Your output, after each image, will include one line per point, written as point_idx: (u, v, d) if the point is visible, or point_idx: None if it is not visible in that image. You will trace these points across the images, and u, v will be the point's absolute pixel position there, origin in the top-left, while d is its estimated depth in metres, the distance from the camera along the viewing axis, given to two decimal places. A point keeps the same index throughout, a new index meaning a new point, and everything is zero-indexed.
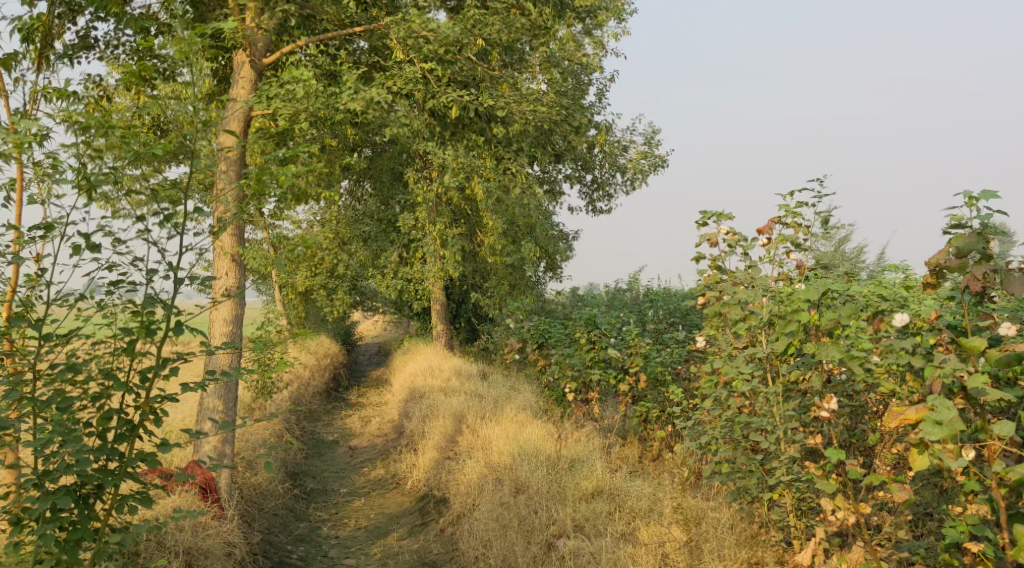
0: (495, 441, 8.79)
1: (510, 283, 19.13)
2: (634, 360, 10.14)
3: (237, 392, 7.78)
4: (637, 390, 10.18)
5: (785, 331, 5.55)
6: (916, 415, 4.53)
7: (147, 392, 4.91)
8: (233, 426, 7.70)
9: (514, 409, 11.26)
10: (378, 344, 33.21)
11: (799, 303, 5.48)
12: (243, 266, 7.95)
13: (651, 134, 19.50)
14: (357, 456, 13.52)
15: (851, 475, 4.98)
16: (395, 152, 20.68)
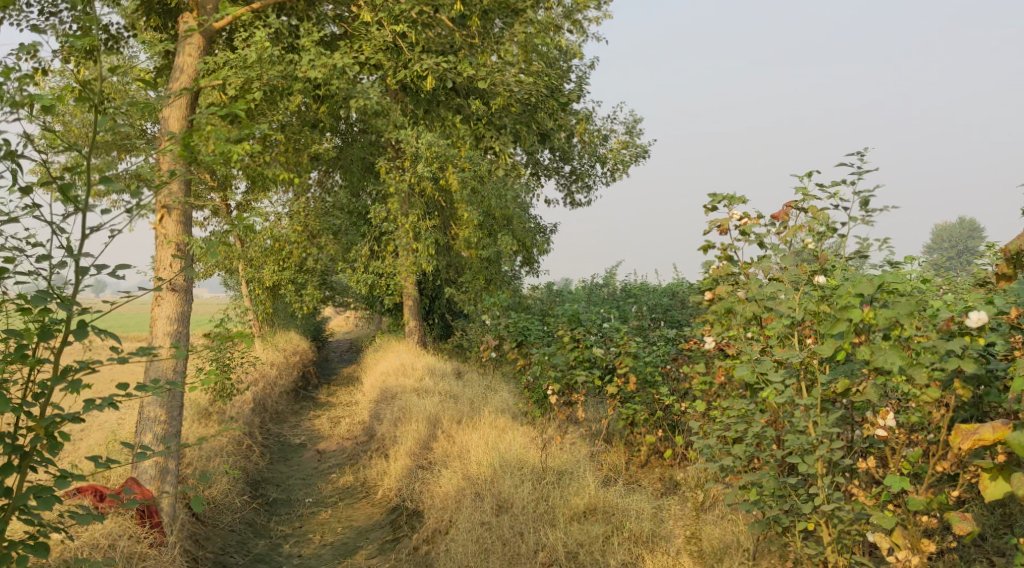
0: (474, 449, 8.04)
1: (486, 277, 18.38)
2: (622, 361, 9.50)
3: (184, 400, 6.96)
4: (626, 391, 9.51)
5: (833, 332, 4.92)
6: (994, 436, 4.14)
7: (41, 412, 4.11)
8: (179, 439, 6.90)
9: (492, 412, 10.53)
10: (350, 340, 32.28)
11: (849, 300, 4.85)
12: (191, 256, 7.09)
13: (632, 123, 18.82)
14: (325, 460, 12.70)
15: (914, 505, 4.53)
16: (366, 141, 19.84)
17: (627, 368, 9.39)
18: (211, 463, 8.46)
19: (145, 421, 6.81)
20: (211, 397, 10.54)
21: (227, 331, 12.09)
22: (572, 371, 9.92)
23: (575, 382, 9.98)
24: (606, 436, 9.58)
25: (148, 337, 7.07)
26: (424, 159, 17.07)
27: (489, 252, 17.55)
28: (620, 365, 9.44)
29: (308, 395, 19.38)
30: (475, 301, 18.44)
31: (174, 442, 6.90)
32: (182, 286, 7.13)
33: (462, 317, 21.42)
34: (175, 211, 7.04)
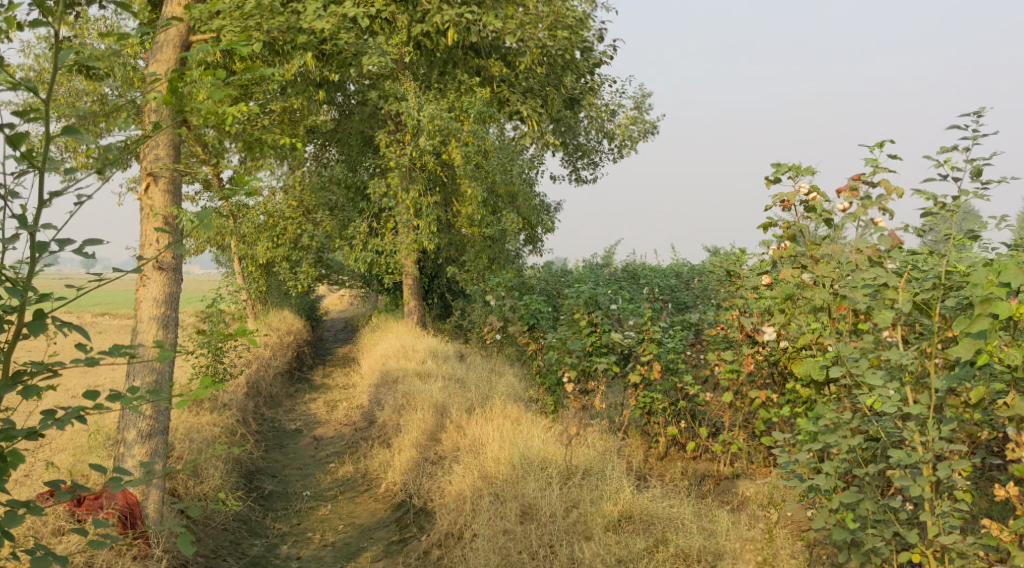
0: (490, 444, 7.45)
1: (490, 257, 17.74)
2: (643, 348, 8.94)
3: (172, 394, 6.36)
4: (647, 381, 8.94)
5: (972, 331, 4.45)
6: None
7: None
8: (167, 437, 6.31)
9: (502, 400, 9.94)
10: (345, 319, 31.71)
11: (994, 291, 4.36)
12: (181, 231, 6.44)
13: (641, 98, 18.10)
14: (323, 448, 12.12)
15: None
16: (365, 114, 19.10)
17: (649, 356, 8.83)
18: (204, 456, 7.86)
19: (128, 415, 6.19)
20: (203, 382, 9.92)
21: (221, 312, 11.45)
22: (589, 357, 9.37)
23: (592, 369, 9.42)
24: (624, 426, 9.04)
25: (132, 321, 6.42)
26: (426, 132, 16.43)
27: (493, 230, 16.90)
28: (641, 351, 8.87)
29: (303, 376, 18.76)
30: (477, 281, 17.82)
31: (161, 439, 6.28)
32: (169, 263, 6.48)
33: (463, 297, 20.81)
34: (161, 180, 6.34)
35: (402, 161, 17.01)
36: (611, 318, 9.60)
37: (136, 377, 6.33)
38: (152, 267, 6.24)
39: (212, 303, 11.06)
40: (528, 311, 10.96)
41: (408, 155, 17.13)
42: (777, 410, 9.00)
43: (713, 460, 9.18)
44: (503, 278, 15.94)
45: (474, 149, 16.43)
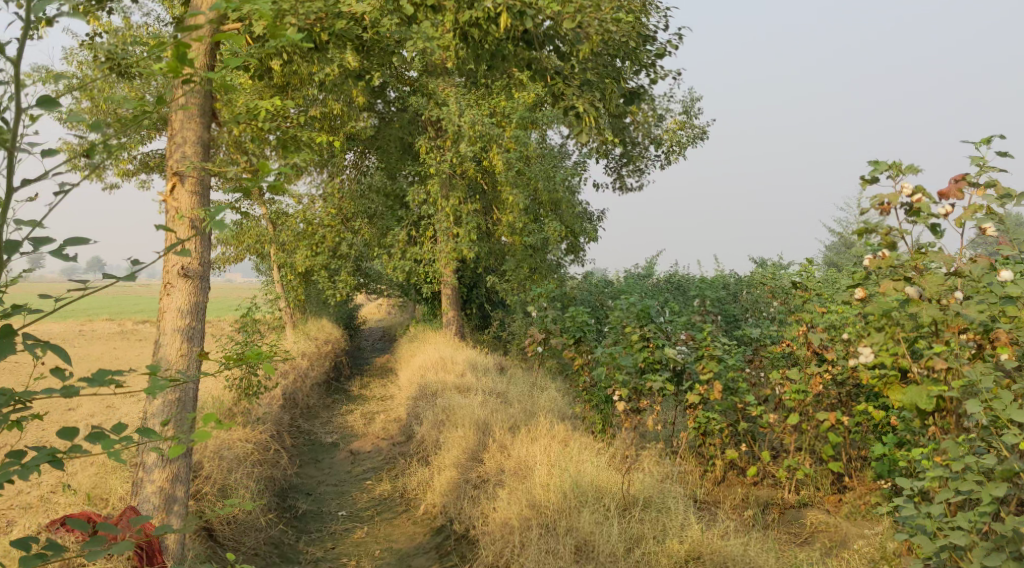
0: (539, 468, 6.91)
1: (531, 266, 17.17)
2: (701, 363, 8.33)
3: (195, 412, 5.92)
4: (706, 401, 8.31)
5: None
6: None
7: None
8: (189, 460, 5.87)
9: (547, 418, 9.40)
10: (383, 328, 31.46)
11: None
12: (209, 235, 6.06)
13: (690, 102, 17.48)
14: (359, 463, 11.68)
15: None
16: (405, 120, 18.77)
17: (709, 372, 8.21)
18: (232, 476, 7.43)
19: (147, 436, 5.77)
20: (236, 395, 9.54)
21: (256, 321, 11.12)
22: (642, 376, 8.77)
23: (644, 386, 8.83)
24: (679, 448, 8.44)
25: (155, 331, 6.03)
26: (467, 137, 16.05)
27: (535, 238, 16.38)
28: (699, 369, 8.25)
29: (340, 387, 18.40)
30: (518, 291, 17.29)
31: (184, 464, 5.84)
32: (195, 271, 6.07)
33: (502, 308, 20.31)
34: (188, 180, 5.93)
35: (443, 167, 16.61)
36: (664, 332, 9.03)
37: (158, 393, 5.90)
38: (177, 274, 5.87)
39: (249, 310, 10.72)
40: (574, 323, 10.41)
41: (449, 161, 16.73)
42: (845, 431, 8.34)
43: (775, 486, 8.53)
44: (546, 288, 15.40)
45: (516, 155, 15.98)
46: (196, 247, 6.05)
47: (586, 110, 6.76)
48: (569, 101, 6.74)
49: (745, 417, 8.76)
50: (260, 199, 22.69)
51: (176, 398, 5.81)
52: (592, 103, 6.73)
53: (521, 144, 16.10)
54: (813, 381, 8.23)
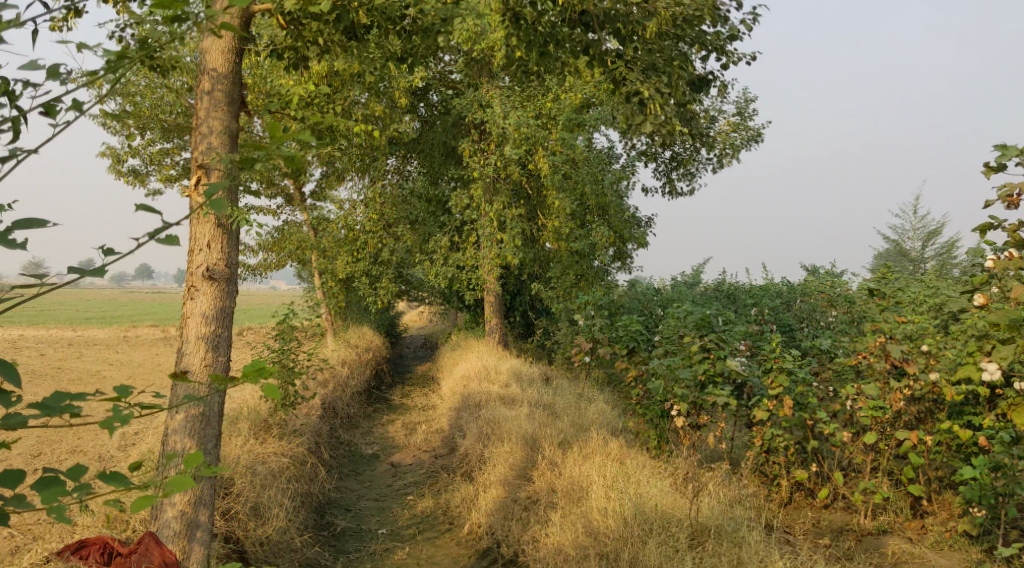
0: (595, 492, 6.34)
1: (577, 273, 16.61)
2: (767, 376, 7.71)
3: (220, 425, 5.51)
4: (775, 418, 7.65)
5: None
6: None
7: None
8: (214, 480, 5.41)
9: (599, 433, 8.83)
10: (424, 336, 31.17)
11: None
12: (235, 234, 5.70)
13: (744, 103, 16.80)
14: (400, 476, 11.23)
15: None
16: (448, 123, 18.42)
17: (776, 386, 7.59)
18: (266, 494, 7.03)
19: (171, 454, 5.39)
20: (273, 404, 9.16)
21: (295, 328, 10.76)
22: (701, 388, 8.18)
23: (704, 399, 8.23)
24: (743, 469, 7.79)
25: (178, 337, 5.64)
26: (512, 140, 15.67)
27: (582, 244, 15.85)
28: (765, 382, 7.63)
29: (381, 396, 18.02)
30: (564, 298, 16.74)
31: (207, 485, 5.40)
32: (221, 273, 5.68)
33: (546, 316, 19.76)
34: (213, 174, 5.53)
35: (486, 171, 16.19)
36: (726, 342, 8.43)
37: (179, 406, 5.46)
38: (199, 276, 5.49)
39: (289, 316, 10.37)
40: (626, 331, 9.84)
41: (493, 165, 16.30)
42: (926, 452, 7.65)
43: (847, 510, 7.85)
44: (593, 296, 14.83)
45: (562, 158, 15.51)
46: (222, 247, 5.66)
47: (651, 96, 5.96)
48: (631, 87, 5.92)
49: (814, 435, 8.12)
50: (303, 205, 22.51)
51: (203, 411, 5.43)
52: (658, 86, 5.92)
53: (568, 147, 15.62)
54: (890, 396, 7.56)
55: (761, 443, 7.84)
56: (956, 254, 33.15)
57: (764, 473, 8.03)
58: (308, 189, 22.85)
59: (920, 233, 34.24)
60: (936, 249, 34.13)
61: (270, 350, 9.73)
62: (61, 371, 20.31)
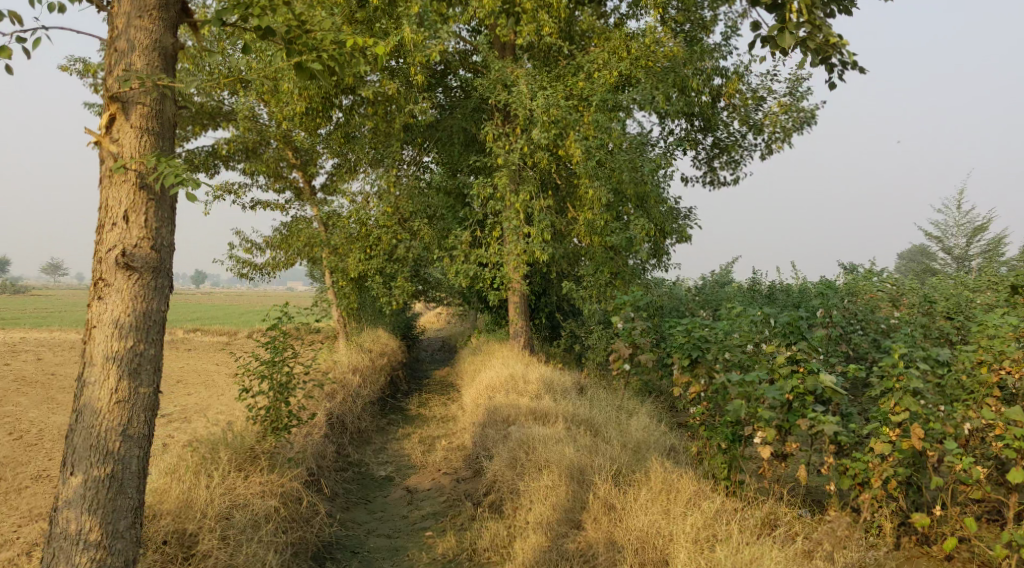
0: None
1: (612, 271, 15.03)
2: (887, 400, 6.18)
3: (130, 501, 5.63)
4: (894, 452, 6.03)
5: None
6: None
7: None
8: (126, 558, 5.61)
9: (659, 465, 7.26)
10: (443, 338, 29.66)
11: None
12: (160, 260, 5.74)
13: (799, 81, 14.94)
14: (417, 505, 9.70)
15: None
16: (468, 108, 16.90)
17: (902, 411, 6.02)
18: (238, 558, 6.46)
19: (64, 535, 5.50)
20: (263, 427, 8.21)
21: (294, 334, 9.38)
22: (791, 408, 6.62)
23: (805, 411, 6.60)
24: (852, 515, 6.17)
25: (86, 352, 5.59)
26: (540, 124, 14.28)
27: (618, 238, 14.18)
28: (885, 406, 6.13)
29: (396, 405, 16.50)
30: (596, 299, 15.13)
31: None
32: (144, 262, 5.65)
33: (576, 318, 18.19)
34: (132, 114, 5.68)
35: (513, 157, 14.64)
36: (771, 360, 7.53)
37: (77, 471, 5.50)
38: (117, 323, 5.57)
39: (288, 319, 8.98)
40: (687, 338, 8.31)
41: (521, 150, 14.78)
42: None
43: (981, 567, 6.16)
44: (631, 296, 13.27)
45: (597, 143, 14.05)
46: (148, 212, 5.67)
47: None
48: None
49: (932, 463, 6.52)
50: (314, 200, 21.16)
51: (112, 470, 5.55)
52: None
53: (603, 129, 14.11)
54: None
55: (856, 474, 6.31)
56: (1003, 249, 31.10)
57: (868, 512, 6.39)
58: (319, 183, 21.48)
59: (964, 227, 32.11)
60: (982, 243, 32.04)
61: (262, 361, 8.36)
62: (55, 377, 18.93)
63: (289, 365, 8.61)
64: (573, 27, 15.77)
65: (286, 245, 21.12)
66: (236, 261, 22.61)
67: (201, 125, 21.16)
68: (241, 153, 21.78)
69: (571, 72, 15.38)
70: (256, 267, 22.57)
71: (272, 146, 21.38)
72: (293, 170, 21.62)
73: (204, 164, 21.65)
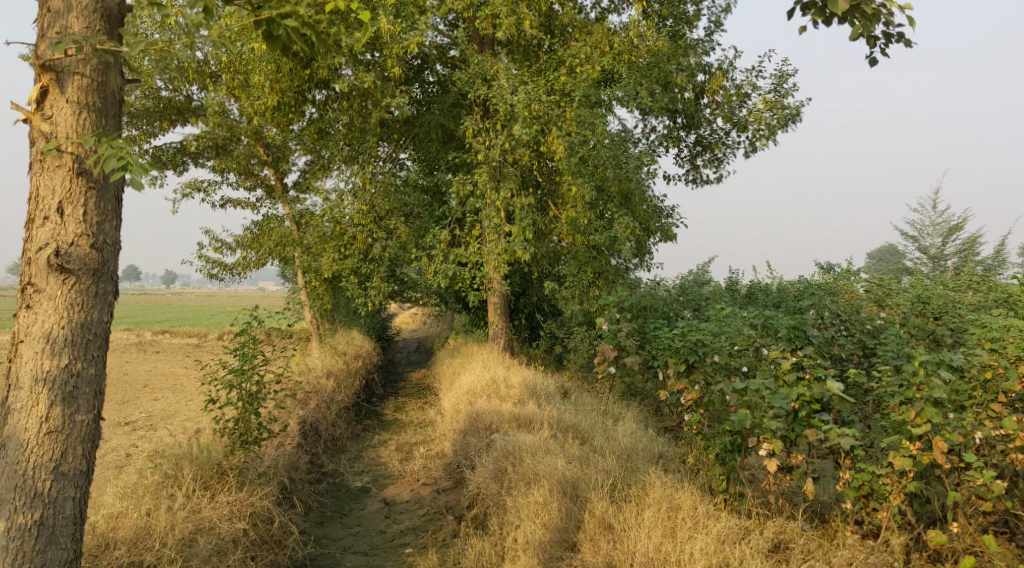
0: None
1: (595, 271, 14.65)
2: (907, 412, 5.91)
3: (65, 547, 5.33)
4: (914, 468, 5.76)
5: None
6: None
7: None
8: None
9: (657, 480, 6.95)
10: (419, 339, 29.16)
11: None
12: (98, 267, 5.42)
13: (784, 77, 14.62)
14: (395, 518, 9.23)
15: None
16: (446, 103, 16.41)
17: (924, 424, 5.78)
18: None
19: None
20: (231, 440, 7.81)
21: (265, 338, 8.85)
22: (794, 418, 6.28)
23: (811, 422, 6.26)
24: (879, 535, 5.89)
25: (15, 371, 5.30)
26: (521, 119, 13.84)
27: (601, 237, 13.78)
28: (905, 418, 5.85)
29: (372, 410, 15.98)
30: (579, 300, 14.73)
31: None
32: (80, 265, 5.35)
33: (556, 319, 17.80)
34: (68, 85, 5.38)
35: (493, 153, 14.19)
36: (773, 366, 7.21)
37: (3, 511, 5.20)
38: (49, 339, 5.28)
39: (257, 323, 8.46)
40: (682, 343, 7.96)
41: (501, 147, 14.32)
42: None
43: None
44: (616, 297, 12.89)
45: (580, 139, 13.66)
46: (86, 204, 5.37)
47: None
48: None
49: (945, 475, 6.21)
50: (286, 199, 20.54)
51: (43, 512, 5.24)
52: None
53: (586, 125, 13.72)
54: None
55: (861, 486, 5.99)
56: (978, 249, 31.37)
57: (873, 526, 6.06)
58: (292, 181, 20.86)
59: (940, 227, 32.32)
60: (957, 243, 32.29)
61: (229, 369, 7.85)
62: None
63: (258, 373, 8.11)
64: (554, 21, 15.33)
65: (257, 244, 20.47)
66: (205, 261, 21.91)
67: (168, 120, 20.43)
68: (210, 150, 21.08)
69: (553, 67, 14.98)
70: (226, 267, 21.88)
71: (242, 142, 20.73)
72: (264, 167, 20.97)
73: (171, 161, 20.92)
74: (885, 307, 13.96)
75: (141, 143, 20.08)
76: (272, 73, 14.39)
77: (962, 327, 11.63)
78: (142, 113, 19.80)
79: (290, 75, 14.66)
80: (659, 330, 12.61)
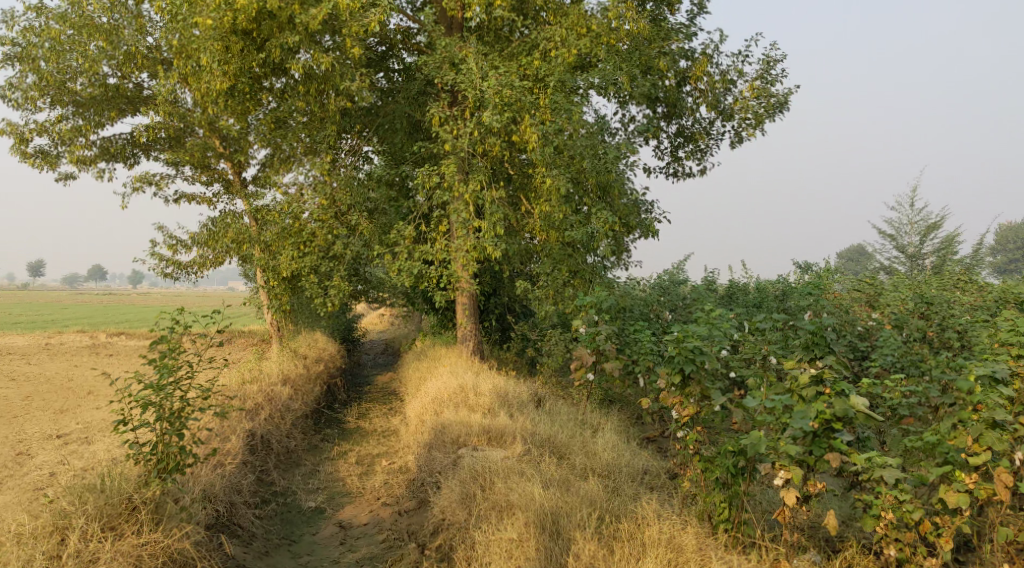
0: None
1: (570, 269, 13.70)
2: (962, 438, 6.19)
3: None
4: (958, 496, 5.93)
5: None
6: None
7: None
8: None
9: (647, 519, 6.45)
10: (386, 340, 28.07)
11: None
12: None
13: (771, 62, 13.91)
14: (351, 544, 8.25)
15: None
16: (412, 91, 15.43)
17: (982, 452, 6.05)
18: None
19: None
20: (147, 470, 7.37)
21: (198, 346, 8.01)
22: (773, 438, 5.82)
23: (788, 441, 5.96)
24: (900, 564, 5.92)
25: None
26: (491, 106, 12.87)
27: (578, 233, 12.86)
28: (964, 444, 6.12)
29: (333, 418, 14.92)
30: (553, 300, 13.79)
31: None
32: None
33: (529, 319, 16.88)
34: None
35: (461, 142, 13.16)
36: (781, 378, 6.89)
37: None
38: None
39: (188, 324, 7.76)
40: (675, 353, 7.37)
41: (470, 135, 13.34)
42: None
43: None
44: (595, 296, 11.99)
45: (555, 127, 12.68)
46: None
47: None
48: None
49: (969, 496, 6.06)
50: (243, 194, 19.31)
51: None
52: None
53: (561, 112, 12.84)
54: None
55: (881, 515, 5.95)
56: (955, 249, 31.13)
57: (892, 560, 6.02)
58: (250, 175, 19.62)
59: (917, 226, 32.03)
60: (934, 242, 32.02)
61: (147, 386, 7.20)
62: None
63: (180, 387, 7.46)
64: (527, 3, 14.42)
65: (213, 242, 19.24)
66: (157, 259, 20.63)
67: (116, 109, 19.04)
68: (162, 141, 19.74)
69: (526, 52, 14.06)
70: (180, 266, 20.57)
71: (196, 133, 19.48)
72: (220, 160, 19.68)
73: (120, 153, 19.50)
74: (875, 308, 13.27)
75: (86, 133, 18.66)
76: (221, 54, 13.34)
77: (966, 329, 10.91)
78: (87, 101, 18.36)
79: (241, 56, 13.61)
80: (640, 333, 11.76)
